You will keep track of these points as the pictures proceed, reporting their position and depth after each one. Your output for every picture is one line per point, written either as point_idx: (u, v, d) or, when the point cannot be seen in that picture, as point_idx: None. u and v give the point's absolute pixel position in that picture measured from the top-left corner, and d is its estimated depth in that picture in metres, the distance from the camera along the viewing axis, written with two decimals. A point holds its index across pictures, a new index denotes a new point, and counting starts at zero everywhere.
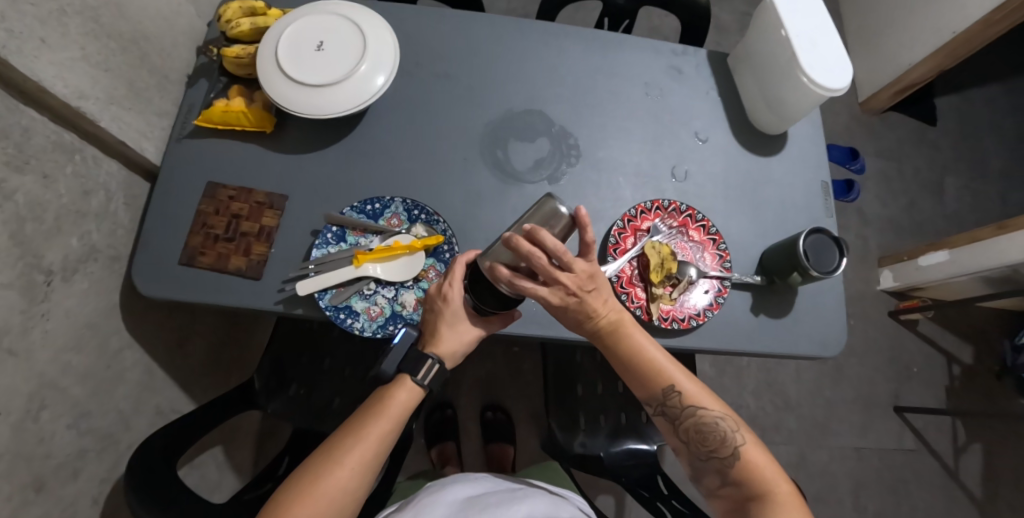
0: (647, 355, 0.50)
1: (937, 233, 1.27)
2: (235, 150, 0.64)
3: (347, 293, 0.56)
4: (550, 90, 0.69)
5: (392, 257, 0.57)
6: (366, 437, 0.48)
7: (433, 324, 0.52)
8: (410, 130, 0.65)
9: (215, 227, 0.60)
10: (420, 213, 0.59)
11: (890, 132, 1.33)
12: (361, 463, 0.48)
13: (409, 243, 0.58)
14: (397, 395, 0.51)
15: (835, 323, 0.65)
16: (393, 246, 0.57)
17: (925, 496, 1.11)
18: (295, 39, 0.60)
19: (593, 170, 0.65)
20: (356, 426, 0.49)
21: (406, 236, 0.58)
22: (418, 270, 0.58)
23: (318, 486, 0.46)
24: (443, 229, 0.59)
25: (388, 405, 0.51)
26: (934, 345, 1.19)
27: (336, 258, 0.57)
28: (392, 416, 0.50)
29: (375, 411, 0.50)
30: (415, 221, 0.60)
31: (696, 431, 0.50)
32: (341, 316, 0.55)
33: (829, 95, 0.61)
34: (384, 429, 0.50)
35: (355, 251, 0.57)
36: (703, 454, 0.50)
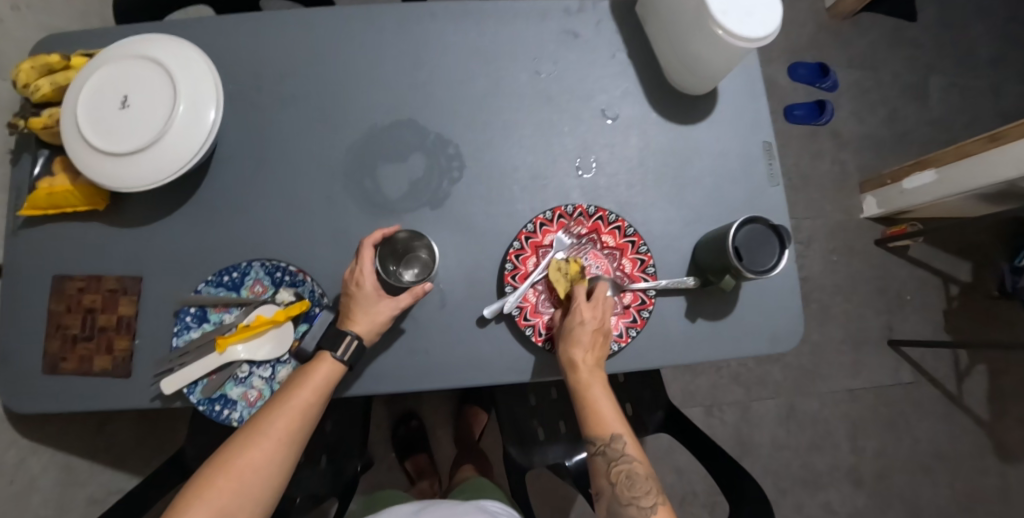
0: (601, 402, 0.49)
1: (924, 143, 1.13)
2: (75, 233, 0.56)
3: (216, 383, 0.50)
4: (418, 89, 0.57)
5: (259, 332, 0.51)
6: (286, 410, 0.46)
7: (349, 298, 0.48)
8: (260, 174, 0.55)
9: (71, 326, 0.55)
10: (283, 275, 0.52)
11: (862, 35, 1.16)
12: (279, 440, 0.45)
13: (275, 312, 0.51)
14: (319, 367, 0.47)
15: (785, 315, 0.59)
16: (256, 320, 0.51)
17: (927, 426, 1.06)
18: (94, 99, 0.50)
19: (480, 182, 0.55)
20: (278, 398, 0.46)
21: (271, 305, 0.52)
22: (292, 341, 0.52)
23: (232, 464, 0.43)
24: (310, 292, 0.52)
25: (309, 377, 0.47)
26: (928, 268, 1.09)
27: (198, 345, 0.51)
28: (314, 391, 0.47)
29: (298, 382, 0.47)
30: (280, 284, 0.52)
31: (625, 477, 0.48)
32: (216, 408, 0.50)
33: (752, 46, 0.49)
34: (307, 401, 0.46)
35: (217, 334, 0.51)
36: (625, 501, 0.48)
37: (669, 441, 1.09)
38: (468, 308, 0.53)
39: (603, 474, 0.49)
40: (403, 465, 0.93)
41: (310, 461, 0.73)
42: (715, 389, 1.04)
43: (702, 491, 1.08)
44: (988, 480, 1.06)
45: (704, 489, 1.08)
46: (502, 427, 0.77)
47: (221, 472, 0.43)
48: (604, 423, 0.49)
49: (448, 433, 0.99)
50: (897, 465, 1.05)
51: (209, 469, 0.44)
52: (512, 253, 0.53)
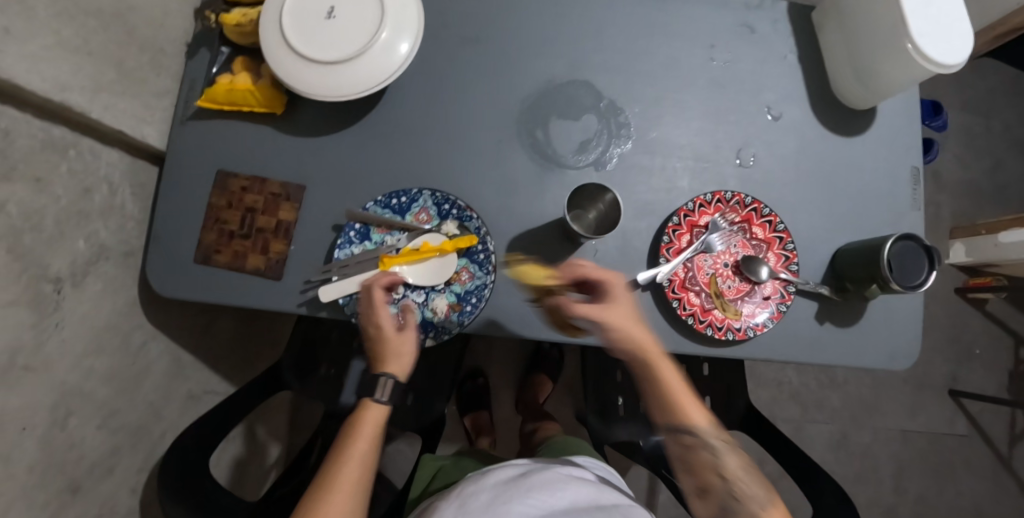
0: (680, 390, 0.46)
1: (1022, 201, 1.14)
2: (243, 133, 0.58)
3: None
4: (598, 53, 0.58)
5: (424, 258, 0.52)
6: (351, 460, 0.47)
7: (375, 340, 0.50)
8: (435, 108, 0.57)
9: (230, 222, 0.56)
10: (450, 208, 0.53)
11: (981, 82, 1.16)
12: (351, 489, 0.46)
13: (440, 243, 0.52)
14: (368, 413, 0.51)
15: (909, 334, 0.60)
16: (423, 247, 0.52)
17: (972, 481, 1.07)
18: (301, 5, 0.52)
19: (644, 153, 0.57)
20: (339, 453, 0.48)
21: (436, 235, 0.53)
22: (450, 273, 0.52)
23: None
24: (477, 228, 0.52)
25: (363, 424, 0.50)
26: (1002, 326, 1.10)
27: (361, 261, 0.52)
28: (368, 436, 0.50)
29: (352, 432, 0.50)
30: (446, 217, 0.53)
31: (736, 475, 0.45)
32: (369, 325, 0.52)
33: (935, 71, 0.50)
34: (365, 450, 0.49)
35: (381, 254, 0.52)
36: (738, 499, 0.44)
37: None
38: (617, 272, 0.54)
39: (703, 470, 0.46)
40: (462, 421, 0.94)
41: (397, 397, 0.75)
42: (773, 403, 1.05)
43: None
44: None
45: None
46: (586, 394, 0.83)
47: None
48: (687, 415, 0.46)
49: (510, 399, 1.01)
50: (936, 511, 1.05)
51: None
52: (670, 228, 0.55)
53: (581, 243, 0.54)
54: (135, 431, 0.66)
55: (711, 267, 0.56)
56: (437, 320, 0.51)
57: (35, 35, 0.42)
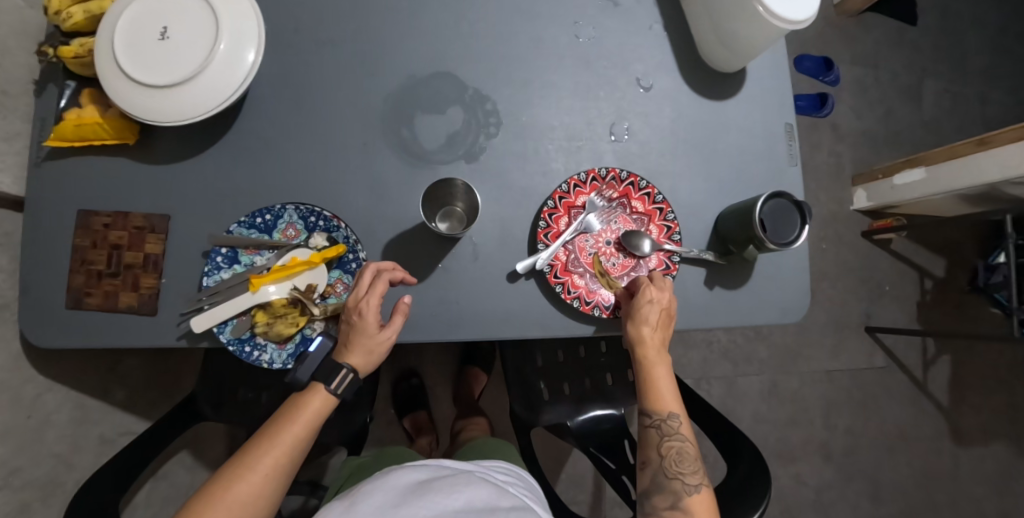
0: (654, 382, 0.53)
1: (914, 143, 1.21)
2: (101, 168, 0.55)
3: (246, 323, 0.50)
4: (460, 43, 0.58)
5: (294, 273, 0.51)
6: (283, 435, 0.47)
7: (354, 334, 0.49)
8: (299, 117, 0.55)
9: (96, 262, 0.54)
10: (317, 220, 0.52)
11: (866, 34, 1.22)
12: (277, 466, 0.46)
13: (310, 256, 0.52)
14: (313, 399, 0.49)
15: (794, 288, 0.63)
16: (294, 260, 0.51)
17: (894, 408, 1.14)
18: (131, 26, 0.49)
19: (517, 139, 0.57)
20: (276, 426, 0.48)
21: (306, 249, 0.52)
22: (324, 285, 0.52)
23: (221, 498, 0.43)
24: (345, 237, 0.53)
25: (307, 405, 0.49)
26: (908, 261, 1.17)
27: (230, 286, 0.51)
28: (304, 422, 0.49)
29: (293, 409, 0.49)
30: (314, 230, 0.53)
31: (676, 453, 0.51)
32: (244, 349, 0.50)
33: (789, 27, 0.51)
34: (299, 433, 0.48)
35: (250, 275, 0.50)
36: (671, 474, 0.51)
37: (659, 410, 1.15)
38: (500, 263, 0.55)
39: (654, 448, 0.52)
40: (401, 422, 0.95)
41: None
42: (704, 363, 1.10)
43: None
44: (942, 461, 1.15)
45: None
46: (508, 385, 0.81)
47: (221, 493, 0.44)
48: (660, 402, 0.53)
49: (447, 393, 1.02)
50: (863, 442, 1.13)
51: (206, 491, 0.44)
52: (546, 212, 0.55)
53: (458, 238, 0.54)
54: (43, 487, 0.63)
55: (593, 247, 0.57)
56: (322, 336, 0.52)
57: None
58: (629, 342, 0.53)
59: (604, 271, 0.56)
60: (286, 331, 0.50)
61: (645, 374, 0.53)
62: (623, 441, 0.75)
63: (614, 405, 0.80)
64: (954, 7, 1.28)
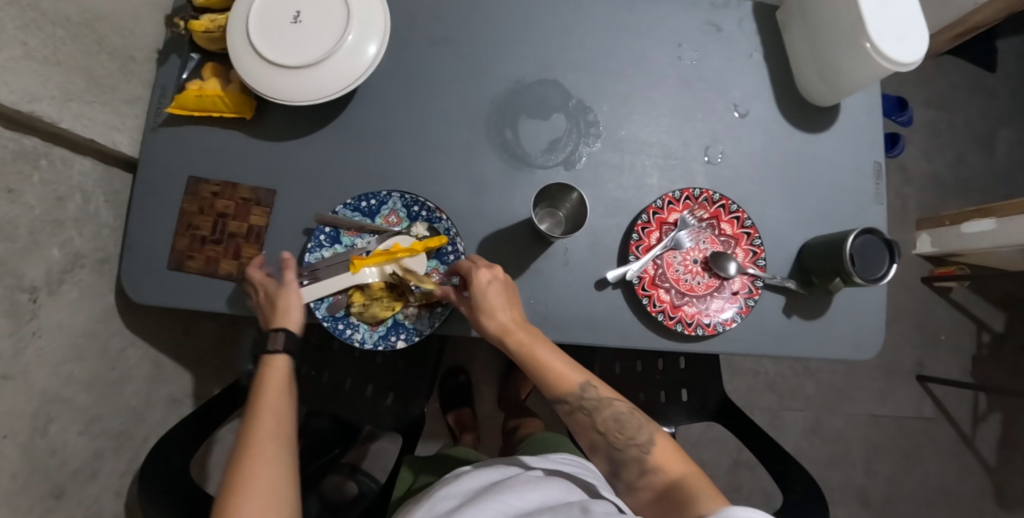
0: (551, 368, 0.49)
1: (983, 192, 1.18)
2: (214, 140, 0.58)
3: (342, 303, 0.52)
4: (567, 53, 0.59)
5: (394, 259, 0.52)
6: (268, 405, 0.46)
7: (275, 300, 0.50)
8: (407, 110, 0.57)
9: (201, 228, 0.56)
10: (420, 209, 0.54)
11: (943, 78, 1.20)
12: (281, 429, 0.45)
13: (410, 245, 0.53)
14: (271, 369, 0.49)
15: (872, 326, 0.62)
16: (395, 247, 0.53)
17: (938, 461, 1.11)
18: (266, 9, 0.52)
19: (614, 152, 0.58)
20: (255, 402, 0.46)
21: (406, 237, 0.53)
22: (421, 274, 0.53)
23: (243, 473, 0.41)
24: (445, 229, 0.53)
25: (267, 375, 0.49)
26: (966, 312, 1.14)
27: (332, 266, 0.52)
28: (275, 387, 0.48)
29: (259, 385, 0.48)
30: (415, 220, 0.54)
31: (613, 423, 0.50)
32: (340, 327, 0.52)
33: (895, 69, 0.52)
34: (279, 395, 0.47)
35: (352, 255, 0.52)
36: (623, 445, 0.49)
37: (697, 436, 1.14)
38: (588, 270, 0.55)
39: (592, 427, 0.50)
40: (445, 417, 0.95)
41: (377, 396, 0.78)
42: (749, 393, 1.08)
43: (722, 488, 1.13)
44: None
45: (724, 487, 1.13)
46: None
47: (244, 473, 0.41)
48: (566, 385, 0.50)
49: (492, 393, 1.03)
50: (904, 492, 1.10)
51: (225, 486, 0.40)
52: (639, 225, 0.56)
53: (551, 241, 0.55)
54: (115, 437, 0.66)
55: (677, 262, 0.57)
56: (413, 322, 0.52)
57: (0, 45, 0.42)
58: (495, 337, 0.49)
59: (687, 289, 0.56)
60: (381, 315, 0.52)
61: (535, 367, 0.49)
62: None
63: (664, 424, 0.80)
64: None
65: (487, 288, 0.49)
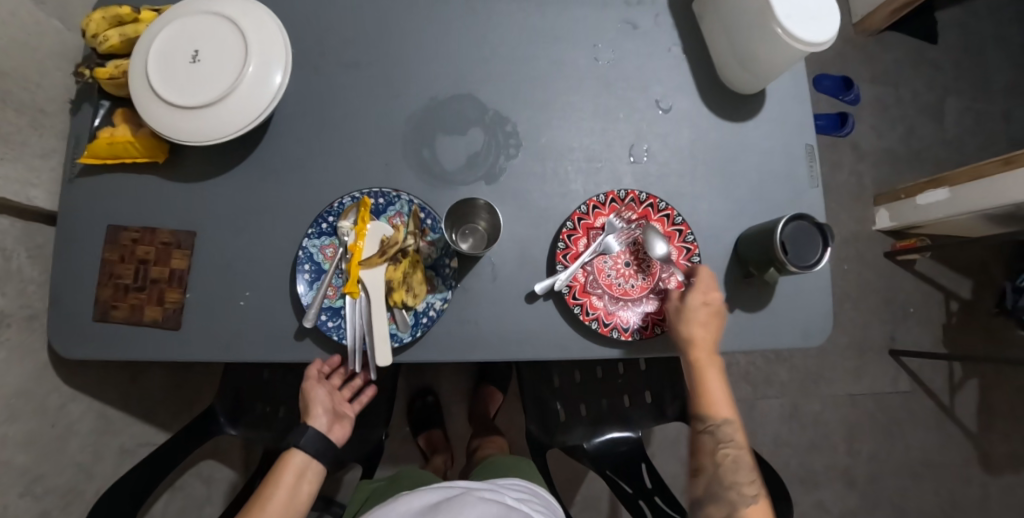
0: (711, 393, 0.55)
1: (937, 162, 1.19)
2: (131, 185, 0.57)
3: (402, 313, 0.51)
4: (482, 65, 0.59)
5: (362, 253, 0.51)
6: (268, 505, 0.51)
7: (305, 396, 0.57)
8: (323, 137, 0.56)
9: (123, 276, 0.55)
10: (328, 219, 0.52)
11: (887, 53, 1.21)
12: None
13: (353, 233, 0.51)
14: (288, 465, 0.54)
15: (816, 311, 0.61)
16: (351, 246, 0.51)
17: (919, 434, 1.11)
18: (164, 50, 0.51)
19: (536, 161, 0.58)
20: (260, 498, 0.51)
21: (349, 234, 0.51)
22: (391, 230, 0.52)
23: None
24: (354, 196, 0.53)
25: (284, 471, 0.53)
26: (933, 283, 1.14)
27: (356, 322, 0.50)
28: (287, 483, 0.53)
29: (274, 476, 0.53)
30: (336, 227, 0.52)
31: (730, 459, 0.54)
32: (425, 318, 0.51)
33: (810, 50, 0.51)
34: (282, 497, 0.52)
35: (353, 297, 0.50)
36: (727, 483, 0.53)
37: (676, 433, 1.13)
38: (518, 284, 0.55)
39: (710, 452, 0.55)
40: (417, 440, 0.96)
41: None
42: None
43: None
44: (972, 490, 1.11)
45: None
46: (525, 407, 0.83)
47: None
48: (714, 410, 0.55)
49: (463, 411, 1.03)
50: (889, 469, 1.09)
51: None
52: (565, 233, 0.55)
53: (479, 257, 0.54)
54: (64, 495, 0.64)
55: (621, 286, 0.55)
56: (437, 252, 0.53)
57: None
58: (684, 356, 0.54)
59: (621, 293, 0.56)
60: (423, 276, 0.51)
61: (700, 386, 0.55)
62: (640, 464, 0.74)
63: (628, 428, 0.79)
64: (978, 25, 1.26)
65: (700, 319, 0.53)
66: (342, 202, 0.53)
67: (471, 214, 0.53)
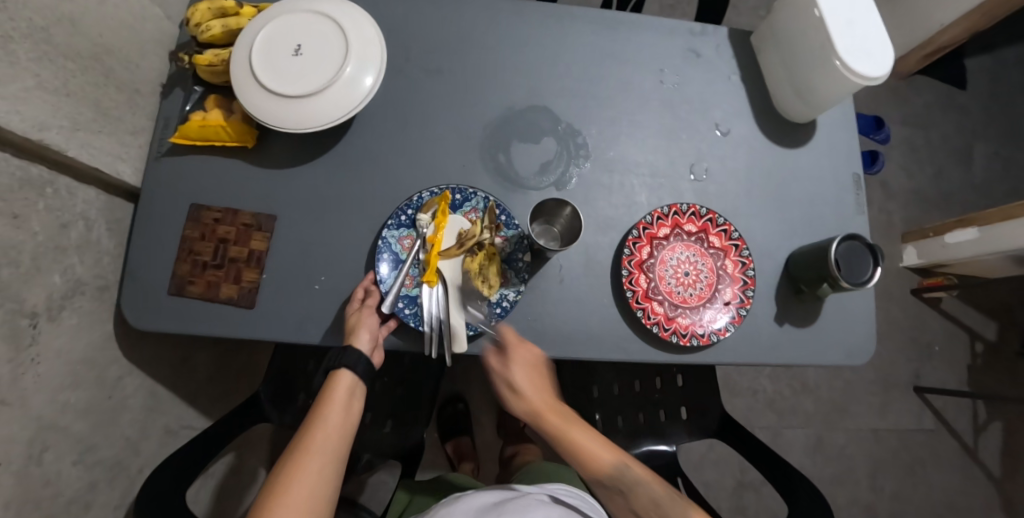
0: (576, 444, 0.51)
1: (965, 204, 1.22)
2: (216, 167, 0.59)
3: (478, 304, 0.53)
4: (556, 80, 0.62)
5: (441, 244, 0.54)
6: (326, 425, 0.47)
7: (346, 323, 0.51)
8: (401, 137, 0.59)
9: (203, 254, 0.57)
10: (405, 213, 0.55)
11: (917, 97, 1.26)
12: (333, 453, 0.47)
13: (434, 225, 0.54)
14: (338, 386, 0.50)
15: (862, 331, 0.63)
16: (431, 237, 0.54)
17: (943, 474, 1.11)
18: (268, 45, 0.55)
19: (603, 172, 0.60)
20: (314, 417, 0.48)
21: (429, 227, 0.54)
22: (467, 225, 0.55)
23: (287, 491, 0.43)
24: (431, 190, 0.55)
25: (336, 389, 0.50)
26: (958, 322, 1.16)
27: (435, 310, 0.52)
28: (339, 402, 0.49)
29: (325, 398, 0.49)
30: (413, 220, 0.55)
31: (642, 495, 0.50)
32: (499, 310, 0.53)
33: (867, 83, 0.55)
34: (339, 414, 0.49)
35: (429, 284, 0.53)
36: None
37: (699, 457, 1.13)
38: (582, 286, 0.57)
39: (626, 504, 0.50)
40: (444, 447, 0.95)
41: (375, 424, 0.79)
42: (749, 412, 1.08)
43: (726, 511, 1.11)
44: None
45: (728, 510, 1.11)
46: None
47: (286, 488, 0.43)
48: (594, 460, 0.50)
49: (491, 422, 1.03)
50: (911, 507, 1.09)
51: (269, 495, 0.43)
52: (630, 240, 0.57)
53: (547, 258, 0.56)
54: (110, 468, 0.64)
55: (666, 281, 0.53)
56: (511, 245, 0.55)
57: (12, 76, 0.43)
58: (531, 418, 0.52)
59: (681, 300, 0.57)
60: (499, 268, 0.54)
61: (567, 442, 0.51)
62: (676, 478, 0.76)
63: (665, 443, 0.79)
64: (1007, 76, 1.31)
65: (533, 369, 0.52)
66: (421, 196, 0.55)
67: (547, 214, 0.54)
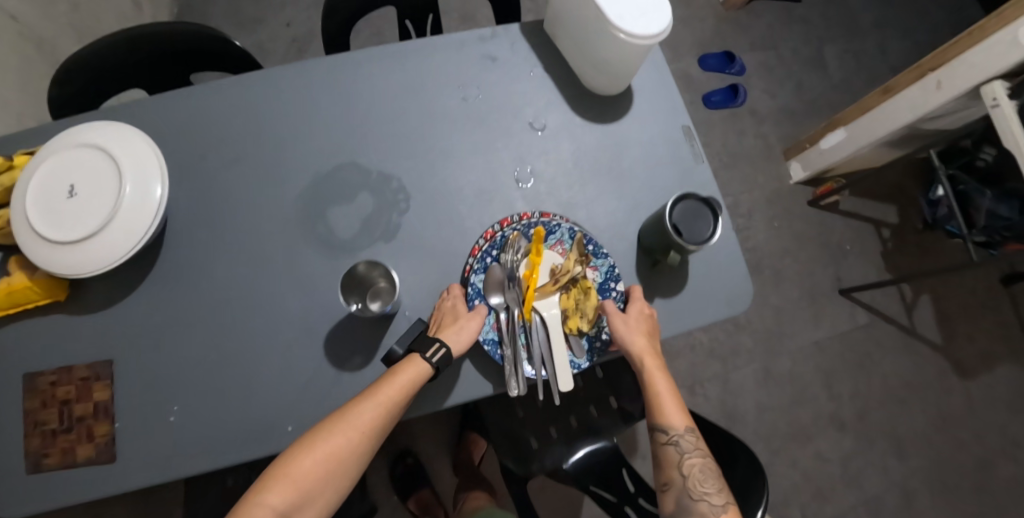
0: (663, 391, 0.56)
1: (831, 106, 1.27)
2: (38, 329, 0.56)
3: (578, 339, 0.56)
4: (357, 131, 0.61)
5: (536, 281, 0.55)
6: (371, 400, 0.49)
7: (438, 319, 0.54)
8: (214, 239, 0.57)
9: (49, 422, 0.54)
10: (492, 249, 0.57)
11: (758, 20, 1.29)
12: (364, 434, 0.49)
13: (528, 262, 0.56)
14: (407, 369, 0.50)
15: (735, 279, 0.63)
16: (525, 273, 0.55)
17: (891, 360, 1.14)
18: (40, 193, 0.52)
19: (428, 208, 0.59)
20: (372, 388, 0.50)
21: (522, 264, 0.56)
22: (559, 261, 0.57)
23: (293, 464, 0.47)
24: (522, 224, 0.57)
25: (401, 373, 0.50)
26: (859, 217, 1.20)
27: (540, 351, 0.53)
28: (398, 388, 0.50)
29: (391, 373, 0.51)
30: (500, 258, 0.57)
31: (697, 472, 0.55)
32: (597, 341, 0.57)
33: (654, 41, 0.54)
34: (392, 397, 0.49)
35: (524, 319, 0.54)
36: (696, 496, 0.54)
37: None
38: None
39: (675, 465, 0.55)
40: (407, 505, 0.95)
41: None
42: (693, 367, 1.09)
43: None
44: (955, 399, 1.14)
45: None
46: (495, 443, 0.80)
47: (299, 462, 0.47)
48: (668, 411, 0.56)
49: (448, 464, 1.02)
50: (872, 402, 1.12)
51: (272, 469, 0.47)
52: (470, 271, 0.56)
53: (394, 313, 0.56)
54: None
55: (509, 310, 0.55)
56: (602, 275, 0.58)
57: None
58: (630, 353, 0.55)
59: None
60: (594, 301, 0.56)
61: (650, 388, 0.57)
62: (621, 469, 0.76)
63: (603, 437, 0.80)
64: None
65: (627, 324, 0.56)
66: (502, 236, 0.57)
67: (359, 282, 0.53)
